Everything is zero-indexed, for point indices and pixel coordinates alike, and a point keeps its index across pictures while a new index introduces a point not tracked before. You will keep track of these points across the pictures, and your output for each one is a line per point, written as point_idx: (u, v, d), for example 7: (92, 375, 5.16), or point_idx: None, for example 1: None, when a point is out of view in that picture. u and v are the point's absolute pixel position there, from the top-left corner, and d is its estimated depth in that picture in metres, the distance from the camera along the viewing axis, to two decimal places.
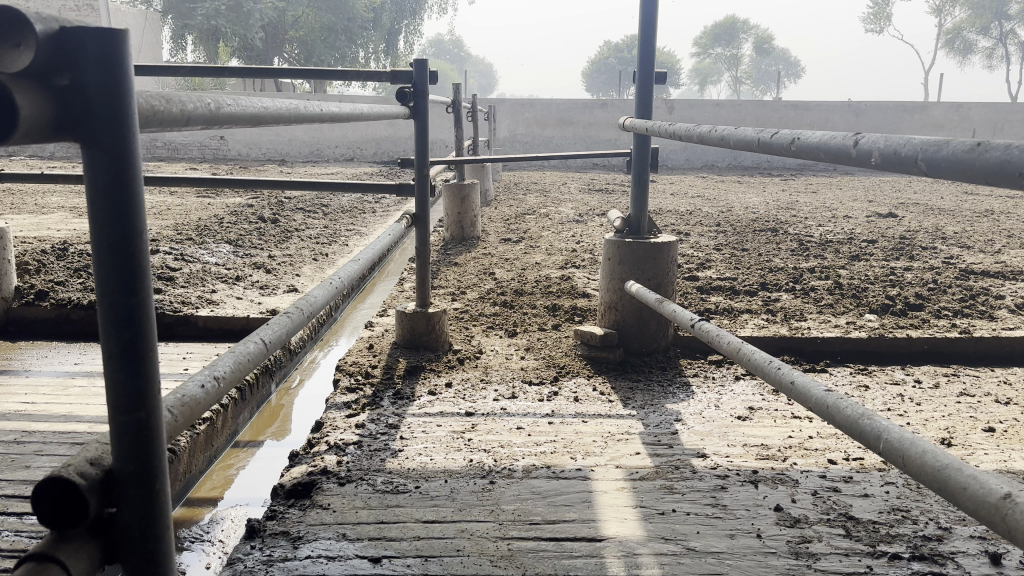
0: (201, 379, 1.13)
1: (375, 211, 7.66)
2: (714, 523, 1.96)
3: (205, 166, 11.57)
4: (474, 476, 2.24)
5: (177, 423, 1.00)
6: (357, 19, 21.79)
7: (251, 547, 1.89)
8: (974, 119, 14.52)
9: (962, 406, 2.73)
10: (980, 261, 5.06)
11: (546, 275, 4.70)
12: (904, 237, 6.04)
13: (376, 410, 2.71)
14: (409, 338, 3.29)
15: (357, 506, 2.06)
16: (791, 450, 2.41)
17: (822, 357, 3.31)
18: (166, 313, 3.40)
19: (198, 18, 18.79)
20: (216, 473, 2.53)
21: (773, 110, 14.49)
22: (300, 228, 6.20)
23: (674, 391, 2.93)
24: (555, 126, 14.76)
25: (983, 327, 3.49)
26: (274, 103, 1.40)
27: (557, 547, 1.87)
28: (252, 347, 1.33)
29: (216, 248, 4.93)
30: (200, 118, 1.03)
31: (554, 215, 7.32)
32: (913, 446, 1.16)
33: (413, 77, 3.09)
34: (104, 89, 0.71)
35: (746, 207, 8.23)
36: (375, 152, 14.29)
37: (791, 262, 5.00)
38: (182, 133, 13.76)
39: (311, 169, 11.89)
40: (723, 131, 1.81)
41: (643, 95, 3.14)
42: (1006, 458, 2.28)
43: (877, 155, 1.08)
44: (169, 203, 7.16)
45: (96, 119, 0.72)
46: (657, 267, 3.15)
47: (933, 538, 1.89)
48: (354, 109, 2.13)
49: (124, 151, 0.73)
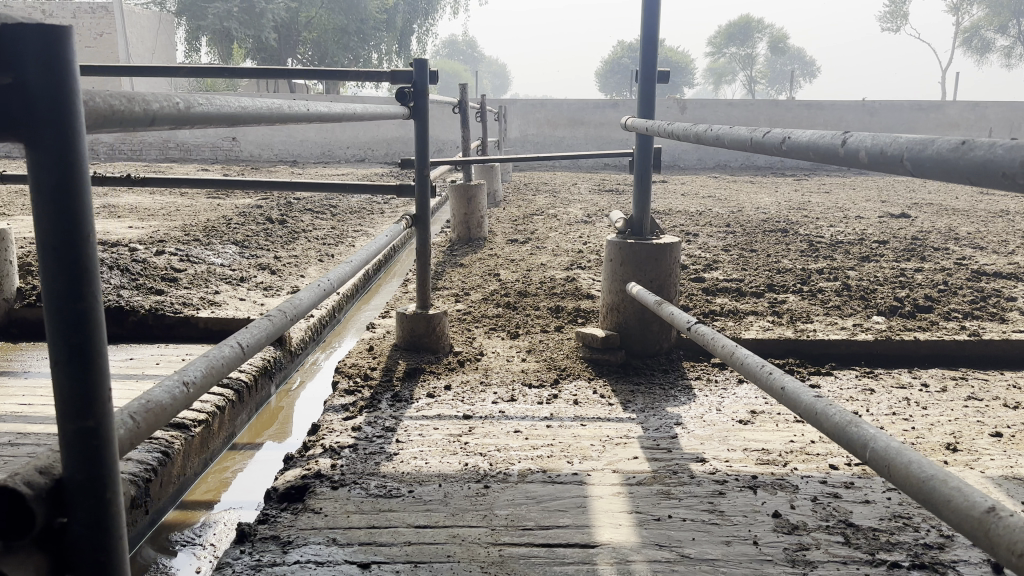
0: (168, 384, 1.11)
1: (384, 212, 7.69)
2: (710, 530, 1.93)
3: (217, 167, 11.70)
4: (469, 480, 2.22)
5: (140, 429, 0.98)
6: (369, 20, 21.82)
7: (240, 552, 1.88)
8: (991, 119, 14.26)
9: (970, 411, 2.67)
10: (993, 262, 4.98)
11: (551, 276, 4.67)
12: (915, 237, 5.95)
13: (373, 413, 2.69)
14: (410, 340, 3.27)
15: (350, 511, 2.04)
16: (792, 455, 2.37)
17: (828, 360, 3.27)
18: (166, 314, 3.41)
19: (210, 19, 18.87)
20: (211, 476, 2.52)
21: (786, 109, 14.39)
22: (308, 229, 6.22)
23: (676, 394, 2.90)
24: (565, 126, 14.73)
25: (994, 330, 3.43)
26: (252, 103, 1.38)
27: (548, 553, 1.84)
28: (227, 351, 1.31)
29: (222, 249, 4.94)
30: (167, 118, 1.01)
31: (563, 216, 7.30)
32: (899, 455, 1.13)
33: (414, 77, 3.07)
34: (47, 83, 0.70)
35: (756, 207, 8.17)
36: (385, 153, 14.31)
37: (799, 262, 4.96)
38: (194, 134, 13.87)
39: (321, 170, 11.97)
40: (718, 131, 1.77)
41: (645, 93, 3.10)
42: (1013, 463, 2.23)
43: (864, 153, 1.05)
44: (178, 204, 7.23)
45: (37, 119, 0.70)
46: (659, 268, 3.11)
47: (934, 546, 1.84)
48: (346, 108, 2.11)
49: (70, 151, 0.72)
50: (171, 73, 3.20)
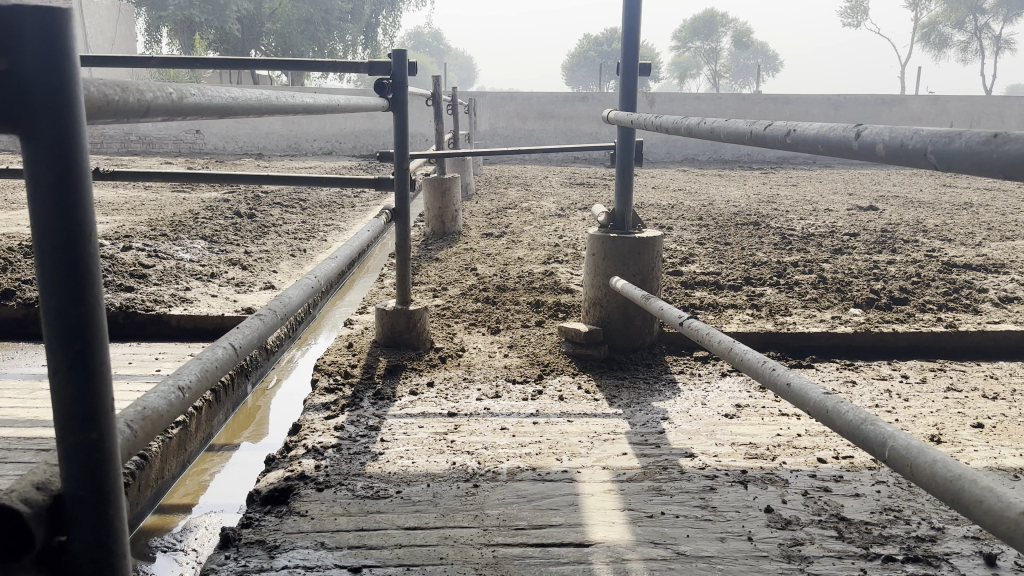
0: (164, 389, 1.06)
1: (355, 206, 7.58)
2: (704, 526, 1.91)
3: (179, 160, 11.36)
4: (458, 479, 2.18)
5: (137, 439, 0.93)
6: (334, 10, 21.54)
7: (225, 558, 1.81)
8: (952, 111, 14.45)
9: (951, 402, 2.70)
10: (962, 253, 5.06)
11: (528, 271, 4.63)
12: (886, 231, 6.02)
13: (355, 412, 2.63)
14: (391, 336, 3.20)
15: (337, 513, 1.99)
16: (780, 449, 2.37)
17: (809, 352, 3.28)
18: (137, 313, 3.31)
19: (170, 9, 18.45)
20: (190, 479, 2.45)
21: (754, 103, 14.50)
22: (277, 223, 6.10)
23: (660, 389, 2.88)
24: (536, 119, 14.67)
25: (969, 321, 3.47)
26: (242, 93, 1.31)
27: (543, 553, 1.81)
28: (220, 354, 1.25)
29: (190, 245, 4.83)
30: (160, 109, 0.95)
31: (536, 210, 7.24)
32: (922, 454, 1.12)
33: (391, 69, 2.99)
34: (45, 73, 0.66)
35: (727, 200, 8.23)
36: (353, 146, 14.10)
37: (774, 256, 4.97)
38: (157, 126, 13.56)
39: (289, 162, 11.73)
40: (713, 123, 1.73)
41: (627, 87, 3.06)
42: (996, 455, 2.25)
43: (882, 147, 1.03)
44: (142, 198, 7.06)
45: (36, 111, 0.67)
46: (643, 263, 3.09)
47: (926, 538, 1.85)
48: (330, 100, 2.04)
49: (68, 140, 0.68)
50: (137, 62, 3.07)
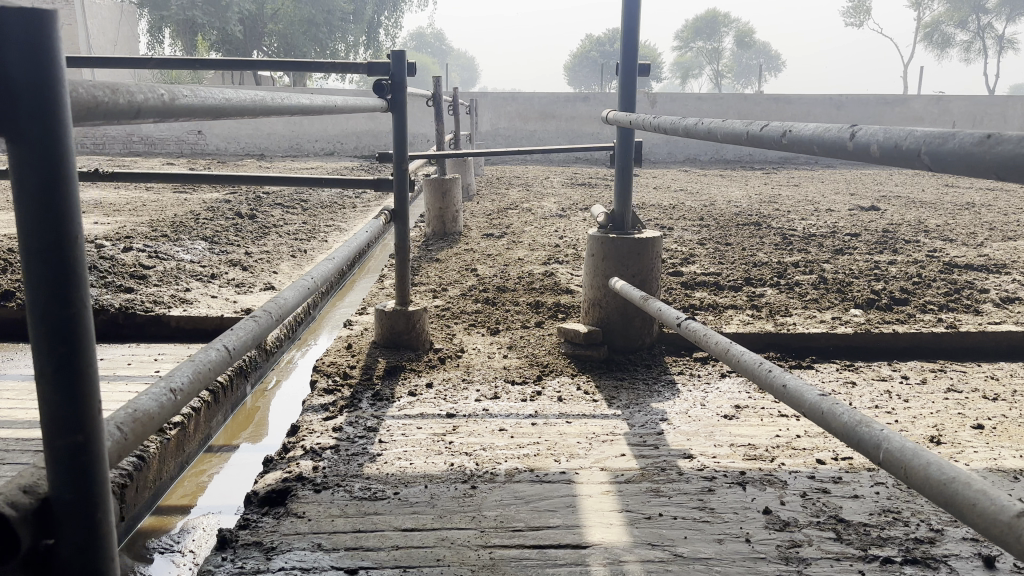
0: (156, 391, 1.06)
1: (356, 207, 7.58)
2: (702, 528, 1.91)
3: (181, 161, 11.38)
4: (456, 481, 2.17)
5: (128, 442, 0.93)
6: (336, 11, 21.57)
7: (221, 559, 1.81)
8: (954, 111, 14.43)
9: (951, 403, 2.69)
10: (964, 253, 5.05)
11: (528, 271, 4.63)
12: (887, 231, 6.01)
13: (354, 413, 2.63)
14: (390, 337, 3.20)
15: (334, 514, 1.99)
16: (779, 450, 2.36)
17: (809, 353, 3.27)
18: (137, 314, 3.31)
19: (172, 10, 18.49)
20: (188, 480, 2.45)
21: (756, 103, 14.49)
22: (278, 224, 6.10)
23: (659, 390, 2.88)
24: (537, 119, 14.67)
25: (970, 322, 3.46)
26: (236, 94, 1.31)
27: (540, 555, 1.81)
28: (213, 356, 1.25)
29: (191, 245, 4.83)
30: (152, 110, 0.95)
31: (537, 210, 7.24)
32: (916, 456, 1.12)
33: (391, 69, 2.99)
34: (30, 74, 0.66)
35: (729, 200, 8.22)
36: (355, 146, 14.11)
37: (775, 256, 4.96)
38: (159, 127, 13.58)
39: (290, 163, 11.74)
40: (710, 124, 1.72)
41: (627, 87, 3.05)
42: (996, 456, 2.24)
43: (876, 147, 1.02)
44: (144, 199, 7.06)
45: (21, 113, 0.66)
46: (642, 264, 3.08)
47: (924, 540, 1.84)
48: (327, 101, 2.04)
49: (54, 142, 0.68)
50: (136, 63, 3.07)
